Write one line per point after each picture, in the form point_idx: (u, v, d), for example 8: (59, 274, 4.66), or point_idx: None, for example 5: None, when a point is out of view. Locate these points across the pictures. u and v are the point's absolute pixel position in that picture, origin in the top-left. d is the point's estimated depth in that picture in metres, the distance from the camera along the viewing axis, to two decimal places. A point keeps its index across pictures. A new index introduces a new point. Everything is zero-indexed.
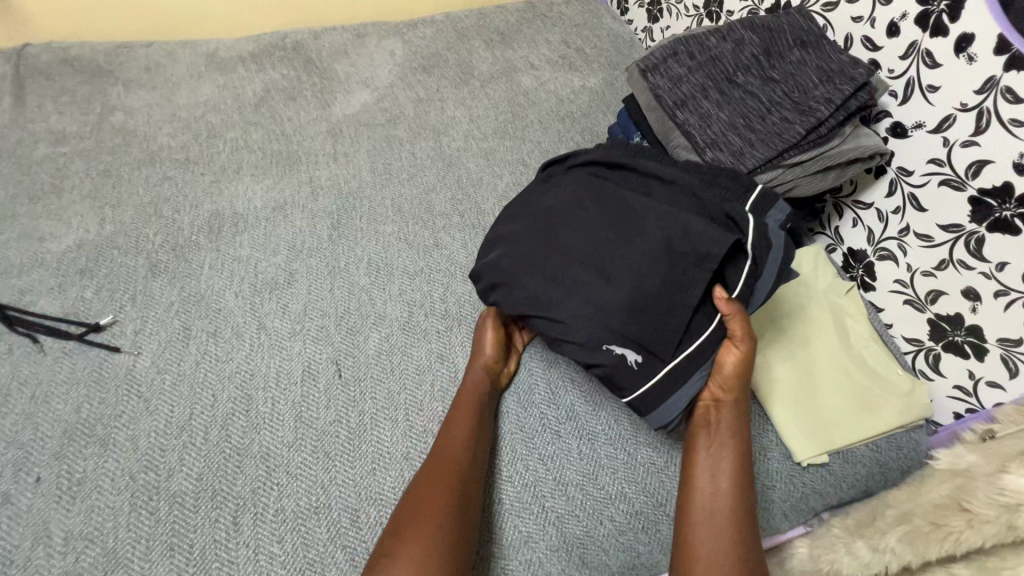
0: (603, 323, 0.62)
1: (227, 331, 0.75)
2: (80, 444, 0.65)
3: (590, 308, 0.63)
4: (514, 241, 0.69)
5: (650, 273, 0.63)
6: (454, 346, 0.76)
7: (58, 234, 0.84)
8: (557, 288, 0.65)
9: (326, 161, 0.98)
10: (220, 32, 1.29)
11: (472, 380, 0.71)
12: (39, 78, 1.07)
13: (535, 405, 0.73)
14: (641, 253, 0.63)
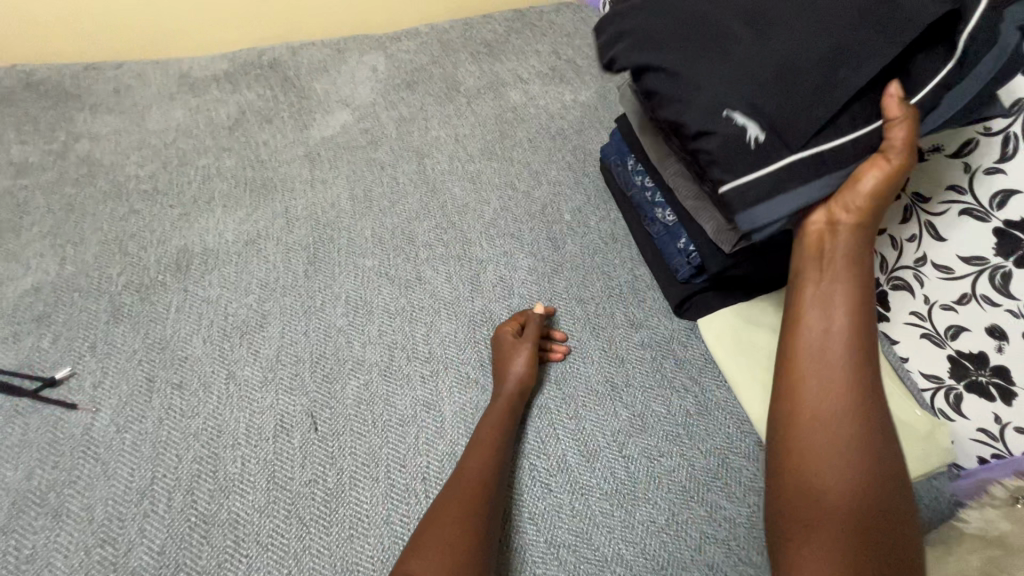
0: (740, 94, 0.51)
1: (193, 382, 0.70)
2: (31, 516, 0.59)
3: (732, 88, 0.51)
4: (642, 19, 0.57)
5: (808, 83, 0.50)
6: (440, 392, 0.71)
7: (15, 277, 0.79)
8: (691, 55, 0.53)
9: (303, 188, 0.92)
10: (195, 49, 1.23)
11: (518, 376, 0.68)
12: (2, 105, 1.02)
13: (528, 454, 0.67)
14: (800, 52, 0.50)
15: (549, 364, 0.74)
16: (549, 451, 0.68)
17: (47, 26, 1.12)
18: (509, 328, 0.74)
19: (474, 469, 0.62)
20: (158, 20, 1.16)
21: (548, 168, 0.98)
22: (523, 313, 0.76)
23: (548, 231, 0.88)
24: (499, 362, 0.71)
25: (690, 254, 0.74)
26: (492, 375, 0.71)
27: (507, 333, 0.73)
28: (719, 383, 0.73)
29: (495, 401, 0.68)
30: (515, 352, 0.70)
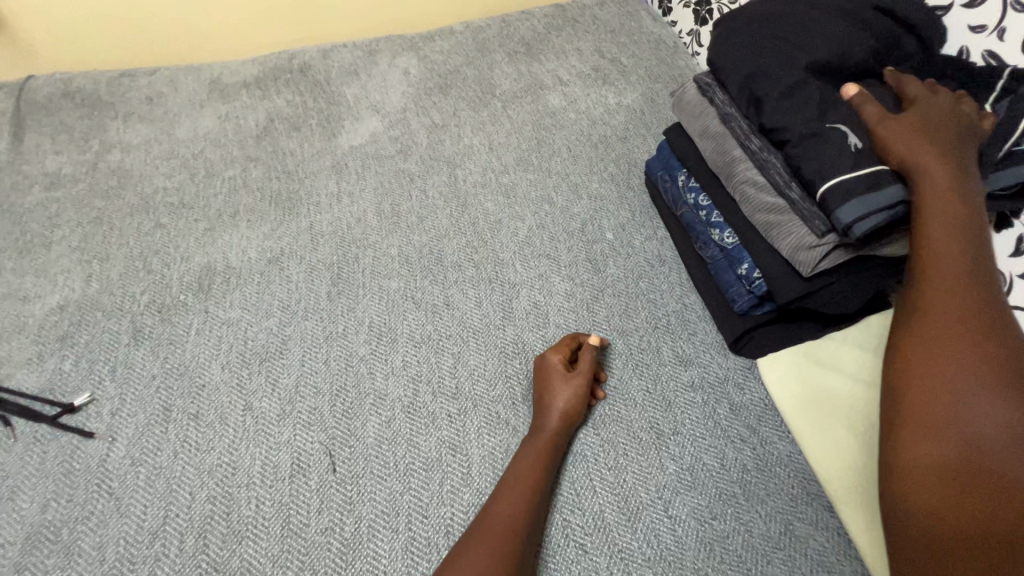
0: None
1: (210, 413, 0.66)
2: (43, 552, 0.57)
3: None
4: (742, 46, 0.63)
5: None
6: (468, 433, 0.65)
7: (42, 294, 0.78)
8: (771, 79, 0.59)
9: (330, 201, 0.88)
10: (228, 54, 1.22)
11: (562, 409, 0.62)
12: (41, 115, 1.02)
13: (562, 508, 0.60)
14: None
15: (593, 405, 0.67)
16: (586, 501, 0.61)
17: (81, 34, 1.12)
18: (560, 356, 0.67)
19: (503, 519, 0.56)
20: (187, 25, 1.14)
21: (588, 178, 0.90)
22: (574, 338, 0.69)
23: (588, 252, 0.80)
24: (542, 397, 0.64)
25: (752, 283, 0.65)
26: (533, 408, 0.65)
27: (557, 361, 0.66)
28: (781, 435, 0.64)
29: (532, 441, 0.62)
30: (563, 387, 0.63)
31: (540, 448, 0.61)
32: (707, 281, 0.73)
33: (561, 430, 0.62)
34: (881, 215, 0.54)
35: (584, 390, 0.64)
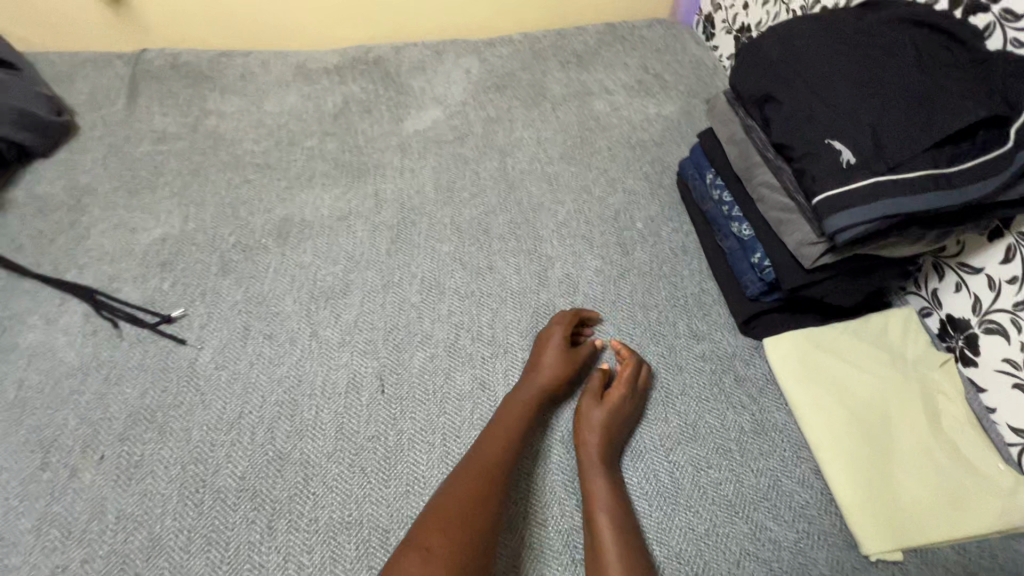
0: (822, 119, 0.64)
1: (282, 335, 0.78)
2: (142, 428, 0.69)
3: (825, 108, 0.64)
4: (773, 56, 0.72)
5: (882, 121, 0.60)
6: (497, 374, 0.74)
7: (147, 227, 0.91)
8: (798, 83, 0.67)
9: (393, 174, 1.00)
10: (308, 45, 1.36)
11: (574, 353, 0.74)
12: (151, 82, 1.18)
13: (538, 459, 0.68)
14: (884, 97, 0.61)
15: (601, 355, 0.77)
16: None
17: (190, 15, 1.27)
18: (562, 329, 0.75)
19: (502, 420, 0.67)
20: (274, 15, 1.29)
21: (623, 175, 1.00)
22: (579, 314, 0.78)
23: (618, 237, 0.90)
24: (534, 364, 0.72)
25: (762, 270, 0.74)
26: (524, 375, 0.72)
27: (559, 334, 0.74)
28: (778, 406, 0.71)
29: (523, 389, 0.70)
30: (558, 356, 0.72)
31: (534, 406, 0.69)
32: (724, 270, 0.82)
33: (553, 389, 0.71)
34: (874, 225, 0.58)
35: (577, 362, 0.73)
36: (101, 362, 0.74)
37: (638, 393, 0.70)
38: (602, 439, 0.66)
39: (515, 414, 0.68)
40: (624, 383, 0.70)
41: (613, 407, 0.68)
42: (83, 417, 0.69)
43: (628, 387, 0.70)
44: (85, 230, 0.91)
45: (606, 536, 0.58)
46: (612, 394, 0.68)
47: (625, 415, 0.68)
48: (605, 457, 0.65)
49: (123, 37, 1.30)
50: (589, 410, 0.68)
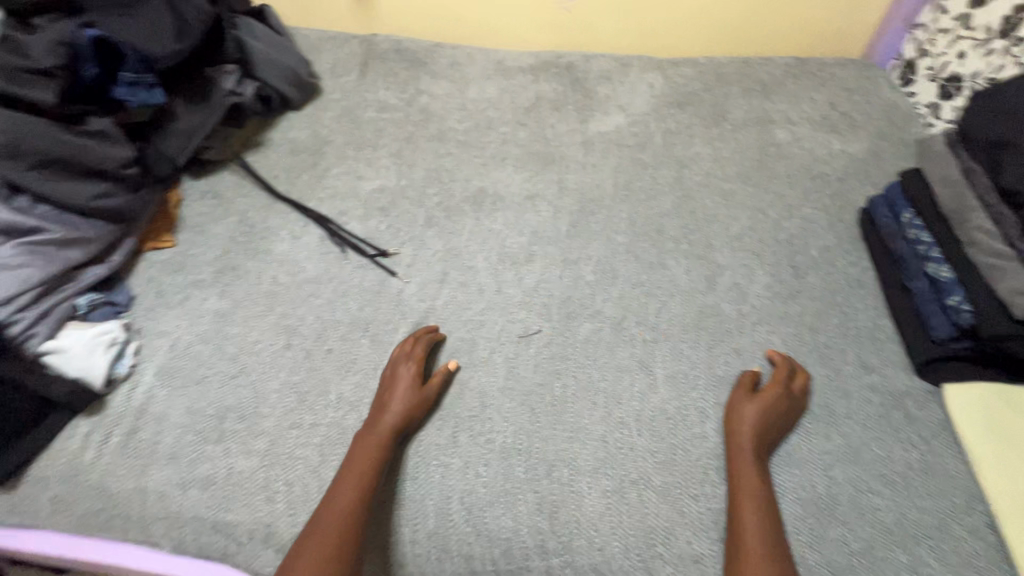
0: None
1: (473, 285, 0.89)
2: (358, 334, 0.84)
3: None
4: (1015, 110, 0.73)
5: None
6: (655, 356, 0.80)
7: (370, 177, 1.09)
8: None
9: (577, 167, 1.10)
10: (504, 46, 1.47)
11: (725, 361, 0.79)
12: (379, 61, 1.39)
13: (395, 493, 0.70)
14: None
15: (760, 359, 0.80)
16: None
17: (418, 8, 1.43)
18: (415, 360, 0.77)
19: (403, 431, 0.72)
20: (485, 17, 1.42)
21: (801, 203, 1.01)
22: (425, 342, 0.80)
23: (791, 259, 0.92)
24: (386, 396, 0.74)
25: (959, 314, 0.72)
26: (376, 404, 0.74)
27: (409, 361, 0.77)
28: (951, 453, 0.70)
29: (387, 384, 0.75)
30: (409, 392, 0.74)
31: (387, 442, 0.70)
32: (906, 309, 0.81)
33: (400, 428, 0.72)
34: None
35: (428, 399, 0.75)
36: (332, 276, 0.91)
37: (794, 398, 0.73)
38: (754, 430, 0.69)
39: (371, 451, 0.69)
40: (781, 385, 0.73)
41: (766, 403, 0.71)
42: (318, 317, 0.86)
43: (785, 389, 0.73)
44: (323, 172, 1.10)
45: (745, 511, 0.63)
46: (767, 391, 0.72)
47: (779, 413, 0.71)
48: (756, 445, 0.69)
49: (355, 21, 1.49)
50: (743, 403, 0.72)
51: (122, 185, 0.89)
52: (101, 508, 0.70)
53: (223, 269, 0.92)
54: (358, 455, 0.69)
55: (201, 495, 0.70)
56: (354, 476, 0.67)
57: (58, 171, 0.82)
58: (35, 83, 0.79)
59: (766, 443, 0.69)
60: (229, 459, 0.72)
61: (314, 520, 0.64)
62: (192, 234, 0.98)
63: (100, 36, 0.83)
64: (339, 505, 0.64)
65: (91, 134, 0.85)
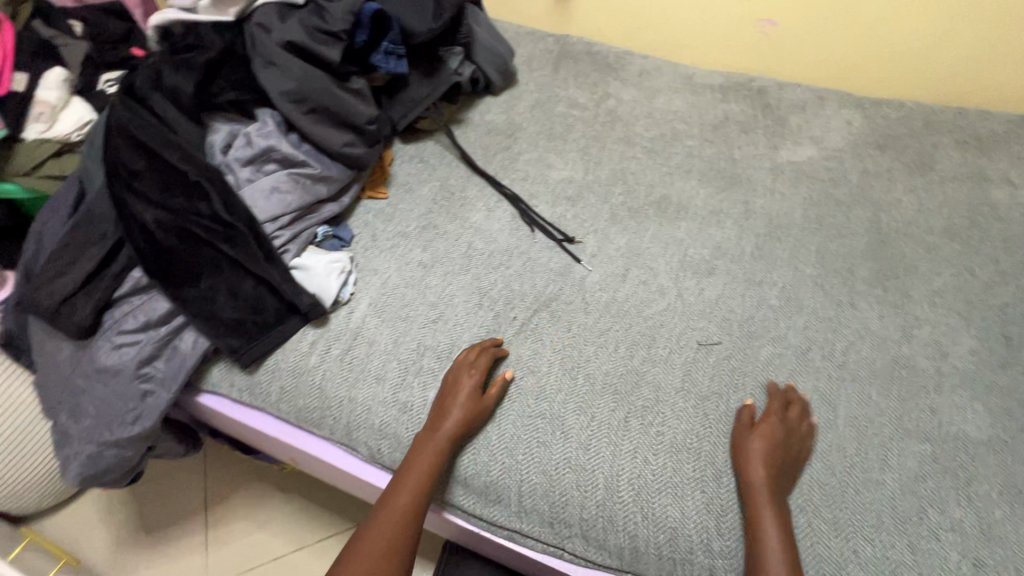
0: None
1: (654, 285, 0.92)
2: (541, 309, 0.90)
3: None
4: None
5: None
6: (839, 394, 0.78)
7: (559, 167, 1.15)
8: None
9: (764, 192, 1.09)
10: (688, 60, 1.49)
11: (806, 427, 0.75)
12: (570, 59, 1.44)
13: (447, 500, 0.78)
14: None
15: (958, 424, 0.76)
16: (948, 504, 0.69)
17: (611, 15, 1.49)
18: (477, 373, 0.79)
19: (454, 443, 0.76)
20: (677, 31, 1.45)
21: (1018, 272, 0.93)
22: (485, 354, 0.81)
23: (1002, 328, 0.86)
24: (446, 403, 0.77)
25: None
26: (433, 409, 0.78)
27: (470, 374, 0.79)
28: None
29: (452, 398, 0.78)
30: (468, 403, 0.76)
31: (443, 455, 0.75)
32: None
33: (456, 442, 0.76)
34: None
35: (485, 410, 0.78)
36: (521, 251, 0.98)
37: (788, 427, 0.73)
38: (776, 477, 0.69)
39: (427, 459, 0.75)
40: (777, 415, 0.74)
41: (782, 445, 0.70)
42: (506, 285, 0.93)
43: (784, 421, 0.73)
44: (515, 155, 1.18)
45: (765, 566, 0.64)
46: (762, 424, 0.73)
47: (776, 443, 0.71)
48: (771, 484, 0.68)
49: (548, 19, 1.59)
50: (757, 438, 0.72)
51: (366, 142, 1.00)
52: (318, 406, 0.82)
53: (425, 226, 1.02)
54: (415, 462, 0.75)
55: (398, 416, 0.80)
56: (412, 481, 0.74)
57: (324, 119, 0.95)
58: (327, 44, 0.93)
59: (779, 477, 0.70)
60: (424, 392, 0.81)
61: (377, 514, 0.74)
62: (401, 191, 1.09)
63: (379, 9, 0.95)
64: (398, 506, 0.73)
65: (353, 92, 0.98)
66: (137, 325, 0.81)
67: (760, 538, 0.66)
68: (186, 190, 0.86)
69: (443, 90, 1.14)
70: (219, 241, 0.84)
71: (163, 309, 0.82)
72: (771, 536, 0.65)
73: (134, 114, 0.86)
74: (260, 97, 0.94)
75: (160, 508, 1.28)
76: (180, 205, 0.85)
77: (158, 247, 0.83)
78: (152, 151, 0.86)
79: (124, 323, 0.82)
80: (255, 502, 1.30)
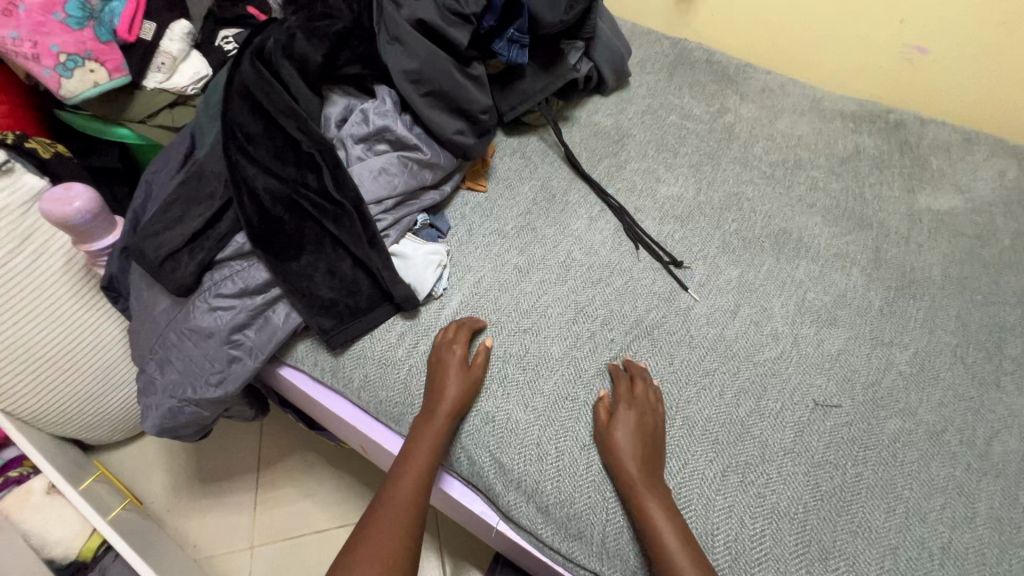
0: None
1: (768, 329, 0.84)
2: (640, 335, 0.84)
3: None
4: None
5: None
6: (978, 489, 0.69)
7: (668, 182, 1.07)
8: None
9: (898, 240, 0.98)
10: (814, 81, 1.38)
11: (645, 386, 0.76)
12: (687, 66, 1.34)
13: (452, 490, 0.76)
14: None
15: None
16: None
17: (735, 23, 1.39)
18: (460, 351, 0.77)
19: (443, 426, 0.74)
20: (808, 48, 1.33)
21: None
22: (461, 330, 0.80)
23: None
24: (437, 384, 0.75)
25: None
26: (427, 395, 0.76)
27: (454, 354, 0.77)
28: None
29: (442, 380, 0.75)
30: (458, 380, 0.75)
31: (438, 441, 0.73)
32: None
33: (450, 426, 0.74)
34: None
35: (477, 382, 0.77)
36: (623, 268, 0.92)
37: (639, 404, 0.73)
38: (637, 459, 0.68)
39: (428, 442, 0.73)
40: (630, 393, 0.74)
41: (639, 418, 0.71)
42: (605, 304, 0.87)
43: (633, 395, 0.74)
44: (622, 162, 1.10)
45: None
46: (619, 412, 0.72)
47: (636, 425, 0.71)
48: (645, 478, 0.67)
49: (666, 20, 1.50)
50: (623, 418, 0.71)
51: (476, 132, 0.95)
52: (399, 401, 0.80)
53: (523, 227, 0.97)
54: (413, 449, 0.73)
55: (480, 427, 0.76)
56: (410, 471, 0.72)
57: (440, 103, 0.91)
58: (455, 25, 0.88)
59: (650, 457, 0.69)
60: (508, 406, 0.77)
61: (377, 509, 0.70)
62: (501, 186, 1.03)
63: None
64: (398, 498, 0.70)
65: (471, 79, 0.93)
66: (234, 290, 0.81)
67: (652, 534, 0.64)
68: (298, 162, 0.85)
69: (558, 85, 1.08)
70: (325, 218, 0.83)
71: (262, 278, 0.81)
72: (657, 524, 0.64)
73: (259, 75, 0.84)
74: (379, 74, 0.93)
75: (215, 462, 1.31)
76: (290, 175, 0.84)
77: (265, 216, 0.82)
78: (272, 116, 0.85)
79: (222, 287, 0.81)
80: (305, 472, 1.31)
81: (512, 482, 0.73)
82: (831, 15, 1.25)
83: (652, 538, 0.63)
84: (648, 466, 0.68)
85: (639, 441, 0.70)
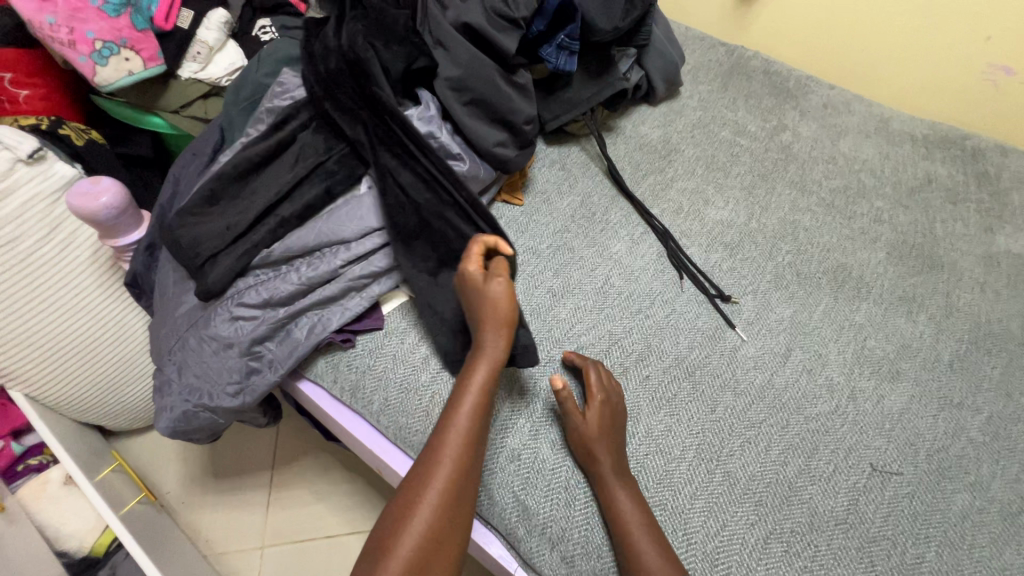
0: None
1: (822, 378, 0.77)
2: (680, 376, 0.77)
3: None
4: None
5: None
6: None
7: (717, 205, 0.99)
8: None
9: (972, 286, 0.89)
10: (880, 99, 1.28)
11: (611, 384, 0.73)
12: (742, 76, 1.25)
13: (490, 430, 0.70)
14: None
15: None
16: None
17: (797, 33, 1.30)
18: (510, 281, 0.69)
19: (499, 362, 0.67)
20: (876, 64, 1.23)
21: None
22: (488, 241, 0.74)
23: None
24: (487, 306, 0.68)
25: None
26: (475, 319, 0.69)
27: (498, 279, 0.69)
28: None
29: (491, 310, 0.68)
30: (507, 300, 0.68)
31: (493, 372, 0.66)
32: None
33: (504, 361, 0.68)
34: None
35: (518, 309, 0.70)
36: (665, 299, 0.86)
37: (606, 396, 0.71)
38: (607, 452, 0.67)
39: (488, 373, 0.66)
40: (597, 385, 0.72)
41: (602, 410, 0.69)
42: (644, 338, 0.81)
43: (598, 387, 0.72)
44: (669, 180, 1.03)
45: (642, 558, 0.60)
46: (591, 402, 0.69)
47: (605, 420, 0.69)
48: (613, 469, 0.66)
49: (722, 27, 1.41)
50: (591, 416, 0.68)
51: (517, 144, 0.89)
52: (419, 429, 0.75)
53: (559, 247, 0.91)
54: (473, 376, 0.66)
55: (504, 465, 0.71)
56: (461, 417, 0.63)
57: (480, 112, 0.86)
58: (504, 30, 0.85)
59: (617, 449, 0.67)
60: (535, 444, 0.72)
61: (430, 451, 0.63)
62: (538, 200, 0.98)
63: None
64: (449, 449, 0.62)
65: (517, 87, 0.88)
66: (258, 301, 0.77)
67: (618, 514, 0.63)
68: (391, 148, 0.81)
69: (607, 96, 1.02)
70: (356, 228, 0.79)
71: (287, 290, 0.77)
72: (624, 508, 0.63)
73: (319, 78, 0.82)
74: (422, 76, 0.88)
75: (230, 458, 1.30)
76: (386, 161, 0.80)
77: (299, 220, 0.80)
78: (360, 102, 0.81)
79: (245, 295, 0.77)
80: (318, 475, 1.29)
81: (537, 529, 0.68)
82: (906, 31, 1.15)
83: (617, 524, 0.63)
84: (618, 456, 0.67)
85: (611, 437, 0.68)
